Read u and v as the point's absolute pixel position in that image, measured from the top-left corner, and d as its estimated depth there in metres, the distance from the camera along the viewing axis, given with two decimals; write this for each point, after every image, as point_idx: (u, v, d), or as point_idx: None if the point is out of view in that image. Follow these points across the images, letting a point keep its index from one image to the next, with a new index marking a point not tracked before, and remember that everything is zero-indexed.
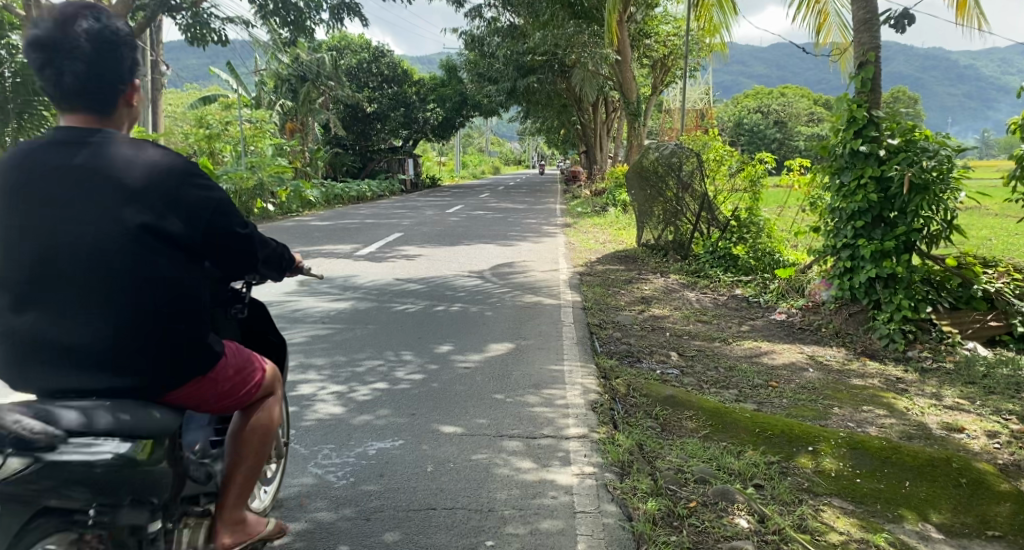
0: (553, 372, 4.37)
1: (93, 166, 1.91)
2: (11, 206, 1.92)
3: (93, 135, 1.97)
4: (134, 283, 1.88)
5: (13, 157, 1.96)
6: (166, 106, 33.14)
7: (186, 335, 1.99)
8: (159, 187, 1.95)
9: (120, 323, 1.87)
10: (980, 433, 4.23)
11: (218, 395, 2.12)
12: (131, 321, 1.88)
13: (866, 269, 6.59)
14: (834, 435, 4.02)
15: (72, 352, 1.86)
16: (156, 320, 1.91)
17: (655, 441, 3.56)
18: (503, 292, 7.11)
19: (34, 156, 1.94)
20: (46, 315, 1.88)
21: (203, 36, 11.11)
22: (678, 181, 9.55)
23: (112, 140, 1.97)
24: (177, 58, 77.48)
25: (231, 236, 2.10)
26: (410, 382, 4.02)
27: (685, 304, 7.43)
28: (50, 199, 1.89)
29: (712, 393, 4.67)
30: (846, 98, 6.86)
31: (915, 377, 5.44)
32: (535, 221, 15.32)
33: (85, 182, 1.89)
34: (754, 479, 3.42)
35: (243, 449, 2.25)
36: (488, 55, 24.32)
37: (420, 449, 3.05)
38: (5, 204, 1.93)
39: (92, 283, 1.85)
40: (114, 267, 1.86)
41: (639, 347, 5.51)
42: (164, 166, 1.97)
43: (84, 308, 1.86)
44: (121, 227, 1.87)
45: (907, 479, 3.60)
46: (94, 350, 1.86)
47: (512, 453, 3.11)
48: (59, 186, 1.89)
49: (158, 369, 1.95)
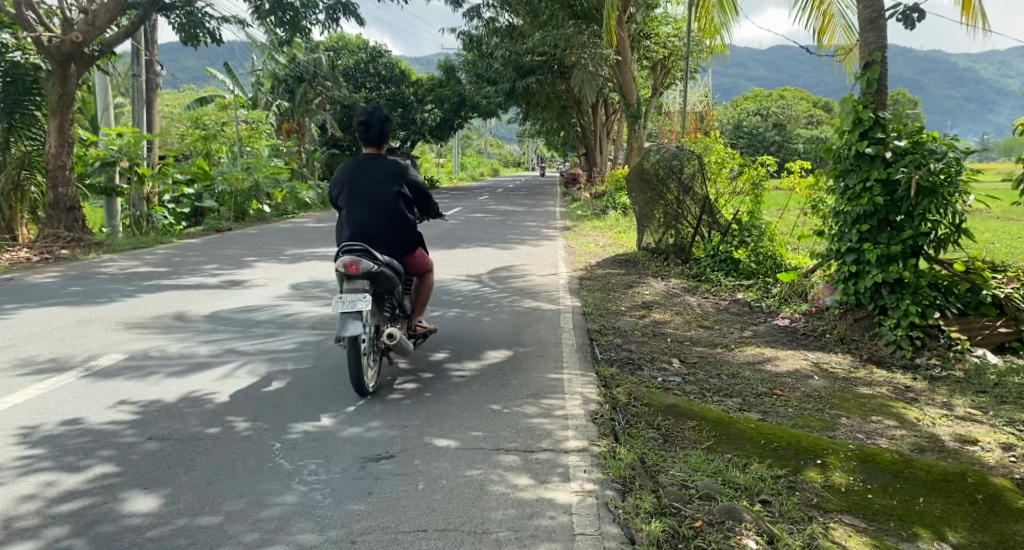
0: (551, 381, 4.22)
1: (381, 172, 4.33)
2: (345, 185, 4.35)
3: (377, 158, 4.39)
4: (397, 218, 4.30)
5: (343, 169, 4.40)
6: (162, 106, 32.98)
7: (413, 241, 4.42)
8: (404, 179, 4.36)
9: (393, 232, 4.31)
10: (995, 446, 4.11)
11: (419, 267, 4.53)
12: (396, 232, 4.31)
13: (872, 274, 6.45)
14: (843, 447, 3.87)
15: (373, 243, 4.29)
16: (405, 233, 4.35)
17: (658, 454, 3.42)
18: (501, 297, 6.97)
19: (353, 168, 4.37)
20: (361, 228, 4.29)
21: (197, 35, 10.96)
22: (679, 183, 9.41)
23: (385, 159, 4.38)
24: (175, 59, 77.40)
25: (429, 203, 4.48)
26: (403, 392, 3.87)
27: (686, 308, 7.28)
28: (364, 182, 4.33)
29: (715, 402, 4.52)
30: (851, 99, 6.73)
31: (925, 385, 5.30)
32: (534, 223, 15.18)
33: (379, 177, 4.32)
34: (761, 494, 3.28)
35: (420, 292, 4.60)
36: (487, 55, 24.19)
37: (411, 465, 2.90)
38: (344, 185, 4.36)
39: (384, 215, 4.27)
40: (392, 210, 4.29)
41: (640, 355, 5.35)
42: (406, 172, 4.39)
43: (379, 226, 4.28)
44: (394, 194, 4.29)
45: (921, 494, 3.46)
46: (381, 242, 4.30)
47: (508, 469, 2.96)
48: (369, 179, 4.32)
49: (404, 252, 4.39)
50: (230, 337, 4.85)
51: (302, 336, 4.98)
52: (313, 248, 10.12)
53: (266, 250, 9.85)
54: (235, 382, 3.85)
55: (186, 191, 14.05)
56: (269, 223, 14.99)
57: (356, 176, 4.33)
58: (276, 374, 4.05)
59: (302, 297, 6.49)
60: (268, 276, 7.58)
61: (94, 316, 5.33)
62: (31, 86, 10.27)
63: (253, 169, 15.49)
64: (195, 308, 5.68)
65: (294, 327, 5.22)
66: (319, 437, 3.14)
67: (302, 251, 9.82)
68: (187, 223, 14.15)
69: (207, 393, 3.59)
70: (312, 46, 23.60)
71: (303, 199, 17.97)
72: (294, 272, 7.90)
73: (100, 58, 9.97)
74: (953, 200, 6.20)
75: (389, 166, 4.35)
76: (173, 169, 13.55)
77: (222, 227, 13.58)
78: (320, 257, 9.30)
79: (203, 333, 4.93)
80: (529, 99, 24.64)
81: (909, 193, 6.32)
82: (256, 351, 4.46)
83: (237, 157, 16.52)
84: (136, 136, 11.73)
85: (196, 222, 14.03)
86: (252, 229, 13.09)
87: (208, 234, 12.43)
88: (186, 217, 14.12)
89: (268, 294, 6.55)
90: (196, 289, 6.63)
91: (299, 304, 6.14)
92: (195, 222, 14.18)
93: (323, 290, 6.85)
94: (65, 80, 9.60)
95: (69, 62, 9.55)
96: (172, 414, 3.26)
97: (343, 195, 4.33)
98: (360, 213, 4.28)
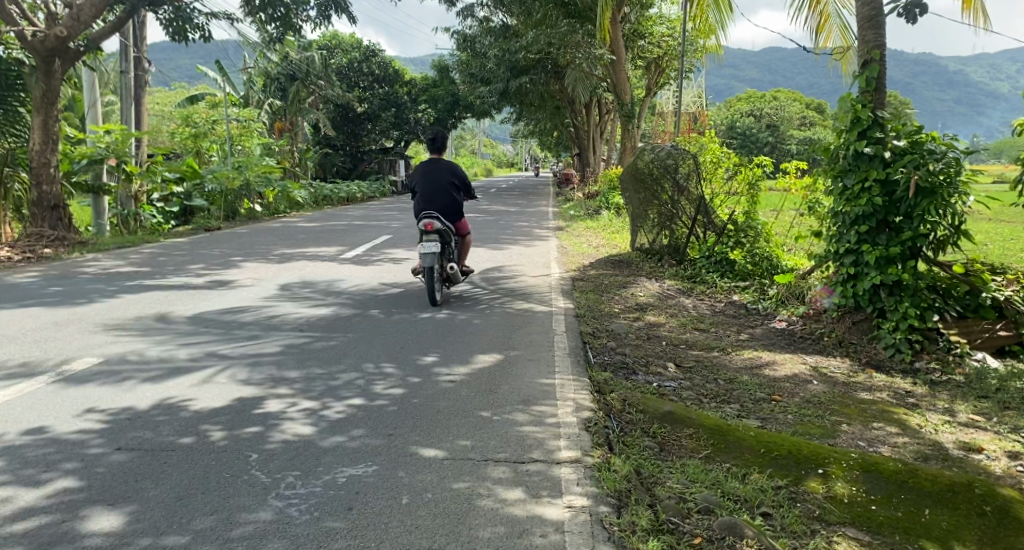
0: (543, 386, 4.08)
1: (444, 169, 6.57)
2: (420, 177, 6.56)
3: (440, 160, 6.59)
4: (454, 198, 6.53)
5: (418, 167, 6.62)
6: (152, 104, 32.68)
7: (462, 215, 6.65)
8: (458, 175, 6.57)
9: (451, 207, 6.53)
10: (1000, 454, 4.00)
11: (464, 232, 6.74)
12: (453, 207, 6.53)
13: (870, 276, 6.33)
14: (846, 456, 3.74)
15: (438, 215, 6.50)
16: (458, 209, 6.57)
17: (654, 464, 3.28)
18: (493, 298, 6.82)
19: (424, 167, 6.60)
20: (429, 203, 6.50)
21: (185, 31, 10.78)
22: (674, 184, 9.28)
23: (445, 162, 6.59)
24: (167, 58, 76.96)
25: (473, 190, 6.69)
26: (388, 398, 3.73)
27: (682, 311, 7.14)
28: (433, 177, 6.56)
29: (712, 408, 4.39)
30: (850, 98, 6.61)
31: (925, 390, 5.17)
32: (527, 224, 15.04)
33: (443, 173, 6.55)
34: (762, 506, 3.14)
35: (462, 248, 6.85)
36: (480, 55, 24.05)
37: (394, 477, 2.75)
38: (418, 177, 6.57)
39: (446, 196, 6.50)
40: (451, 193, 6.52)
41: (635, 358, 5.22)
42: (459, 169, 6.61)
43: (442, 204, 6.50)
44: (452, 183, 6.53)
45: (927, 506, 3.34)
46: (443, 215, 6.51)
47: (498, 482, 2.82)
48: (437, 174, 6.56)
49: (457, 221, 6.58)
50: (211, 339, 4.70)
51: (287, 338, 4.82)
52: (303, 248, 9.95)
53: (254, 249, 9.68)
54: (214, 387, 3.70)
55: (175, 189, 13.68)
56: (260, 223, 14.80)
57: (426, 172, 6.57)
58: (257, 379, 3.89)
59: (289, 298, 6.33)
60: (255, 276, 7.43)
61: (72, 318, 5.17)
62: (14, 82, 10.16)
63: (243, 167, 15.30)
64: (177, 309, 5.52)
65: (279, 329, 5.06)
66: (299, 446, 3.00)
67: (291, 251, 9.66)
68: (177, 223, 13.83)
69: (183, 399, 3.44)
70: (305, 45, 23.41)
71: (295, 198, 17.79)
72: (282, 272, 7.75)
73: (85, 54, 9.78)
74: (952, 200, 6.09)
75: (448, 167, 6.59)
76: (161, 167, 13.26)
77: (212, 226, 13.39)
78: (309, 257, 9.14)
79: (184, 335, 4.78)
80: (522, 99, 24.52)
81: (908, 193, 6.21)
82: (237, 355, 4.31)
83: (227, 156, 16.33)
84: (124, 134, 11.53)
85: (185, 221, 13.81)
86: (242, 229, 12.91)
87: (197, 233, 12.24)
88: (175, 216, 13.79)
89: (255, 295, 6.39)
90: (179, 290, 6.46)
91: (286, 305, 5.99)
92: (185, 222, 13.88)
93: (311, 291, 6.68)
94: (49, 75, 9.41)
95: (53, 57, 9.35)
96: (144, 422, 3.11)
97: (418, 183, 6.57)
98: (428, 194, 6.52)
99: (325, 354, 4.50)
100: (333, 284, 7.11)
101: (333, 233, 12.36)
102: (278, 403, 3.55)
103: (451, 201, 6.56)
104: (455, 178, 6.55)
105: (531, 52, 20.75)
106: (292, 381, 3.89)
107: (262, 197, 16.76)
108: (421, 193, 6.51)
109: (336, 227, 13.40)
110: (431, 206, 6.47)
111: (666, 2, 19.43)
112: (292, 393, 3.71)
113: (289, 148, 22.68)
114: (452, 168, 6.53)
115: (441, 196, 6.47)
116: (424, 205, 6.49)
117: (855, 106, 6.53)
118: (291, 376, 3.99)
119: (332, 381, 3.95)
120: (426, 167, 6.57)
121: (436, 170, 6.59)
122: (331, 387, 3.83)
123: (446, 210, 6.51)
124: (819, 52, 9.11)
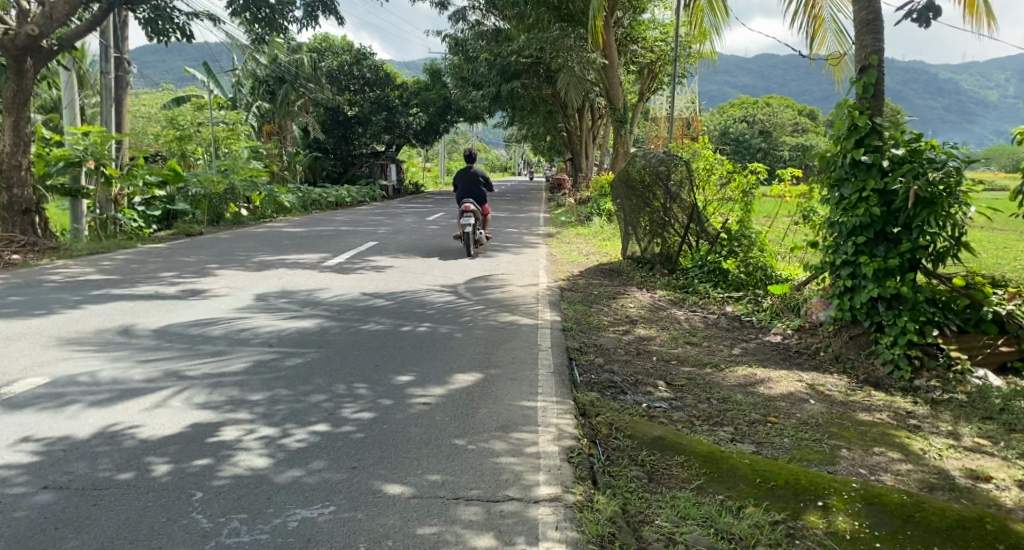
0: (524, 409, 3.82)
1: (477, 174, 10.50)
2: (461, 178, 10.48)
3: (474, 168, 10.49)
4: (481, 191, 10.43)
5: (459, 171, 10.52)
6: (140, 106, 32.27)
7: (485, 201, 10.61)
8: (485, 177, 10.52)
9: (480, 197, 10.45)
10: (1009, 483, 3.76)
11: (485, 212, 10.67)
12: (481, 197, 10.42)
13: (867, 289, 6.09)
14: (846, 486, 3.48)
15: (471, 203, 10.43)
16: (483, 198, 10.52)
17: (641, 499, 3.03)
18: (477, 310, 6.56)
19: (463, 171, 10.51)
20: (465, 196, 10.41)
21: (165, 30, 10.52)
22: (666, 191, 9.01)
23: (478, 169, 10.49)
24: (158, 58, 76.50)
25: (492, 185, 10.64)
26: (355, 423, 3.47)
27: (674, 324, 6.88)
28: (469, 178, 10.44)
29: (705, 432, 4.13)
30: (847, 104, 6.39)
31: (927, 411, 4.91)
32: (517, 230, 14.78)
33: (475, 175, 10.46)
34: (758, 545, 2.89)
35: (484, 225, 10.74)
36: (472, 59, 23.78)
37: (353, 521, 2.57)
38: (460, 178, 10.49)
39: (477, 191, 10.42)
40: (479, 188, 10.45)
41: (623, 377, 4.96)
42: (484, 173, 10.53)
43: (473, 195, 10.39)
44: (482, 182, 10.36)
45: (936, 544, 3.09)
46: (474, 203, 10.45)
47: (467, 525, 2.61)
48: (471, 176, 10.50)
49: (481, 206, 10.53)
50: (173, 355, 4.43)
51: (254, 354, 4.56)
52: (285, 255, 9.67)
53: (234, 256, 9.39)
54: (166, 412, 3.45)
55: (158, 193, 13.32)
56: (244, 227, 14.49)
57: (464, 174, 10.54)
58: (215, 401, 3.64)
59: (262, 308, 6.06)
60: (230, 285, 7.16)
61: (28, 331, 4.90)
62: None
63: (228, 171, 14.99)
64: (142, 321, 5.25)
65: (247, 344, 4.80)
66: (251, 483, 2.80)
67: (271, 258, 9.37)
68: (159, 227, 13.41)
69: (128, 427, 3.22)
70: (294, 47, 23.13)
71: (282, 203, 17.48)
72: (259, 281, 7.47)
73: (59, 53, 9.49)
74: (953, 211, 5.87)
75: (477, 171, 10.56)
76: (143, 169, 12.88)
77: (194, 231, 13.08)
78: (289, 265, 8.86)
79: (145, 350, 4.51)
80: (514, 104, 24.28)
81: (907, 203, 6.00)
82: (197, 374, 4.05)
83: (212, 160, 16.01)
84: (103, 135, 11.12)
85: (167, 226, 13.47)
86: (225, 234, 12.62)
87: (177, 238, 11.95)
88: (158, 221, 13.41)
89: (226, 305, 6.12)
90: (148, 300, 6.19)
91: (258, 316, 5.72)
92: (168, 226, 13.49)
93: (287, 301, 6.43)
94: (20, 75, 9.13)
95: (25, 56, 9.09)
96: (82, 456, 2.91)
97: (459, 181, 10.54)
98: (465, 188, 10.54)
99: (294, 372, 4.24)
100: (311, 294, 6.86)
101: (318, 239, 12.06)
102: (235, 430, 3.30)
103: (479, 192, 10.53)
104: (481, 177, 10.53)
105: (523, 55, 20.50)
106: (253, 404, 3.64)
107: (248, 201, 16.45)
108: (461, 187, 10.50)
109: (321, 233, 13.11)
110: (467, 195, 10.44)
111: (660, 6, 19.23)
112: (251, 418, 3.46)
113: (278, 152, 22.36)
114: (481, 172, 10.51)
115: (474, 188, 10.47)
116: (463, 195, 10.47)
117: (852, 112, 6.32)
118: (253, 397, 3.74)
119: (297, 403, 3.70)
120: (464, 171, 10.52)
121: (470, 172, 10.56)
122: (295, 411, 3.58)
123: (476, 197, 10.50)
124: (814, 57, 8.89)
